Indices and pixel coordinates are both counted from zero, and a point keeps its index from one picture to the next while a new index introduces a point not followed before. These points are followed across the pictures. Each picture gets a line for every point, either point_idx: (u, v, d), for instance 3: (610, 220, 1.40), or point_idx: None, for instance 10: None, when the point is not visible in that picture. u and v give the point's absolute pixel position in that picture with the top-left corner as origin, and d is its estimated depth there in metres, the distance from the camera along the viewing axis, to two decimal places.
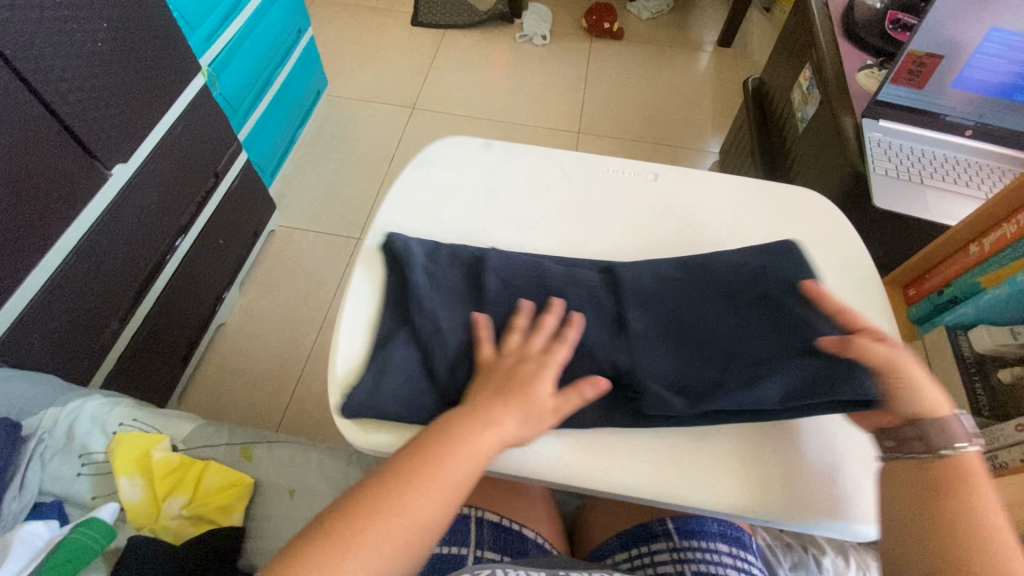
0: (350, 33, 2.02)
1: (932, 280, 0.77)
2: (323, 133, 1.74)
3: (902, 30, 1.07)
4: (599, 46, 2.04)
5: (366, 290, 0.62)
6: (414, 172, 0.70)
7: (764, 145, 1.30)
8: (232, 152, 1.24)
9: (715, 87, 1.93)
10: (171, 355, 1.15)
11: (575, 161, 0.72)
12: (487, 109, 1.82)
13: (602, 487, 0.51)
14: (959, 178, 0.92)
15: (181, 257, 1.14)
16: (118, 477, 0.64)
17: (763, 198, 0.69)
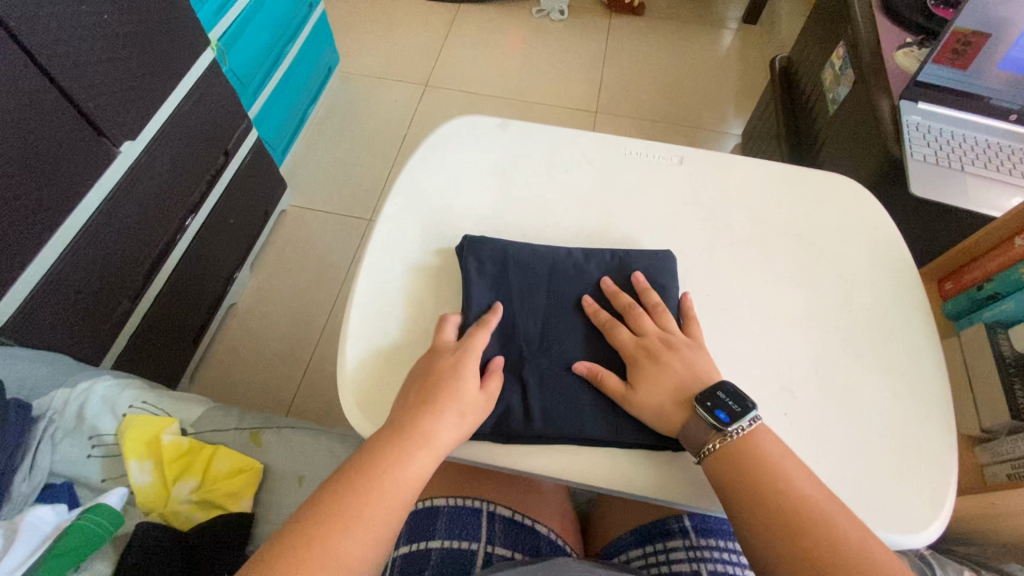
0: (362, 7, 1.97)
1: (971, 274, 0.73)
2: (334, 110, 1.71)
3: (946, 7, 1.01)
4: (618, 22, 1.97)
5: (378, 274, 0.60)
6: (427, 154, 0.68)
7: (791, 128, 1.25)
8: (242, 129, 1.22)
9: (739, 65, 1.86)
10: (182, 335, 1.15)
11: (596, 143, 0.68)
12: (502, 87, 1.77)
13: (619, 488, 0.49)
14: (1003, 165, 0.86)
15: (191, 237, 1.13)
16: (128, 461, 0.64)
17: (797, 185, 0.66)
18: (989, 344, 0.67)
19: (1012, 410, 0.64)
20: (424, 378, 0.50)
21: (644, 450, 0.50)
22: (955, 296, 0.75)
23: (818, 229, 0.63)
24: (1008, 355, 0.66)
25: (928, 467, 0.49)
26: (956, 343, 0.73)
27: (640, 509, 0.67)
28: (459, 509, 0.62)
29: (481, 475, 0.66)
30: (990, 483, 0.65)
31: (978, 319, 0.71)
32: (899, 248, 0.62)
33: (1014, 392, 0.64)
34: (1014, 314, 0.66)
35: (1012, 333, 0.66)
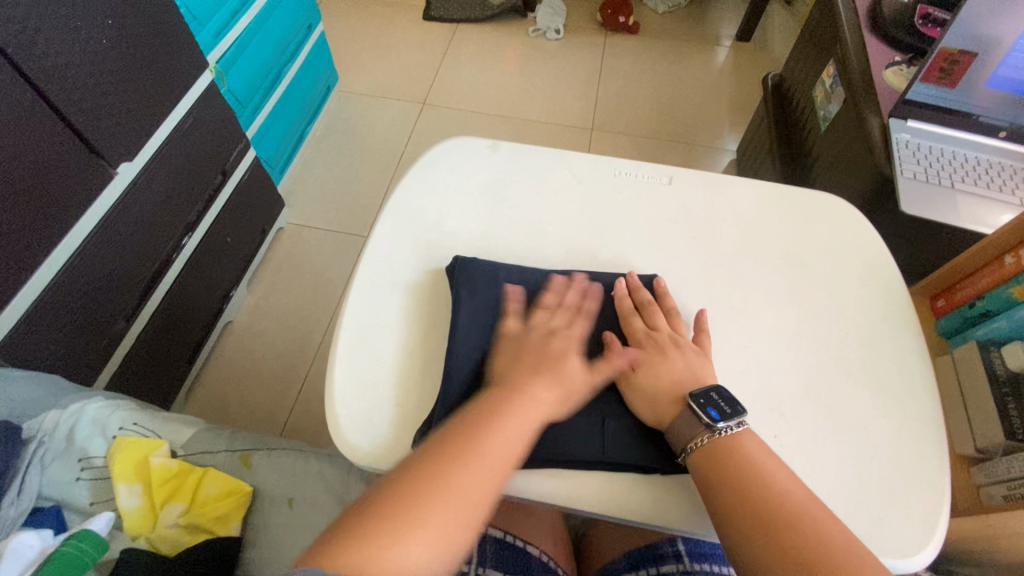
0: (361, 27, 2.00)
1: (963, 292, 0.73)
2: (333, 128, 1.73)
3: (933, 26, 1.02)
4: (614, 40, 1.99)
5: (368, 294, 0.60)
6: (418, 175, 0.68)
7: (784, 144, 1.26)
8: (240, 149, 1.23)
9: (733, 82, 1.88)
10: (177, 353, 1.15)
11: (586, 163, 0.69)
12: (499, 105, 1.79)
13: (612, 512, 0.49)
14: (993, 182, 0.87)
15: (188, 256, 1.13)
16: (117, 484, 0.64)
17: (786, 204, 0.66)
18: (982, 363, 0.67)
19: (1006, 431, 0.63)
20: (537, 356, 0.52)
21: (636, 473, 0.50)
22: (948, 313, 0.75)
23: (807, 248, 0.63)
24: (1001, 373, 0.65)
25: (919, 490, 0.49)
26: (948, 360, 0.73)
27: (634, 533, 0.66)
28: None
29: None
30: (987, 504, 0.64)
31: (971, 337, 0.70)
32: (888, 267, 0.62)
33: (1008, 412, 0.63)
34: (1007, 332, 0.66)
35: (1005, 352, 0.66)
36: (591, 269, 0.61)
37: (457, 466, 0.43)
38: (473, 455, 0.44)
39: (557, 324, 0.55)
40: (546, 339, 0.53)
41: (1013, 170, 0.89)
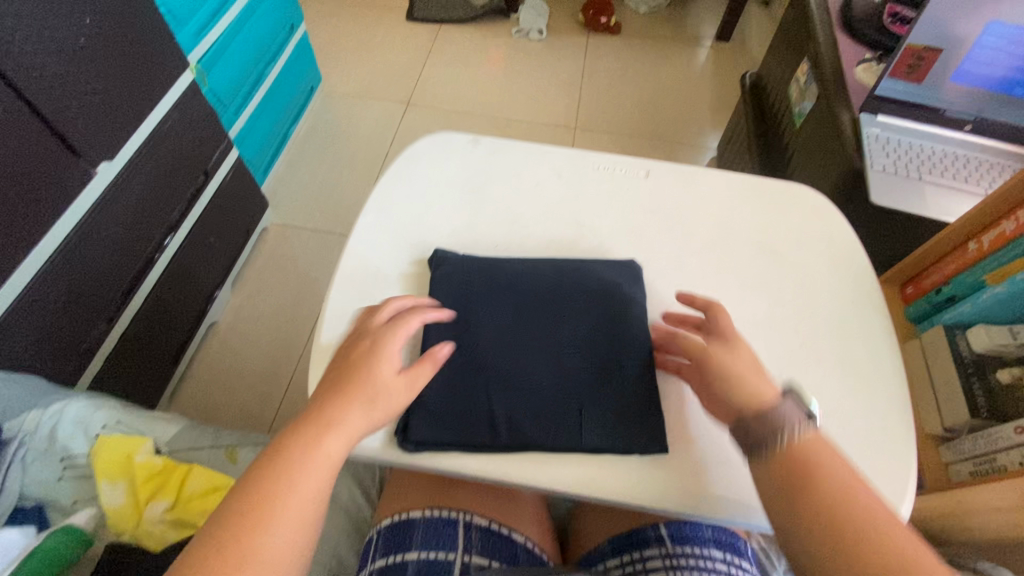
0: (344, 28, 2.00)
1: (931, 278, 0.76)
2: (317, 128, 1.73)
3: (901, 24, 1.06)
4: (596, 41, 2.02)
5: (351, 287, 0.61)
6: (400, 170, 0.69)
7: (762, 141, 1.29)
8: (223, 148, 1.23)
9: (712, 81, 1.92)
10: (161, 354, 1.14)
11: (565, 157, 0.70)
12: (483, 105, 1.80)
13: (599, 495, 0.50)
14: (960, 174, 0.90)
15: (170, 256, 1.12)
16: (100, 482, 0.64)
17: (758, 195, 0.68)
18: (948, 346, 0.70)
19: (971, 410, 0.66)
20: (344, 363, 0.50)
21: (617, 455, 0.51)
22: (917, 299, 0.78)
23: (780, 236, 0.65)
24: (966, 356, 0.68)
25: (886, 464, 0.51)
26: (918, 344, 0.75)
27: (618, 520, 0.67)
28: (436, 521, 0.62)
29: (458, 484, 0.66)
30: (954, 480, 0.67)
31: (938, 322, 0.73)
32: (857, 254, 0.64)
33: (973, 392, 0.66)
34: (970, 316, 0.69)
35: (969, 334, 0.68)
36: (572, 260, 0.62)
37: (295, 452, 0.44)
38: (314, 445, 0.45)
39: (367, 333, 0.53)
40: (352, 351, 0.51)
41: (979, 162, 0.92)
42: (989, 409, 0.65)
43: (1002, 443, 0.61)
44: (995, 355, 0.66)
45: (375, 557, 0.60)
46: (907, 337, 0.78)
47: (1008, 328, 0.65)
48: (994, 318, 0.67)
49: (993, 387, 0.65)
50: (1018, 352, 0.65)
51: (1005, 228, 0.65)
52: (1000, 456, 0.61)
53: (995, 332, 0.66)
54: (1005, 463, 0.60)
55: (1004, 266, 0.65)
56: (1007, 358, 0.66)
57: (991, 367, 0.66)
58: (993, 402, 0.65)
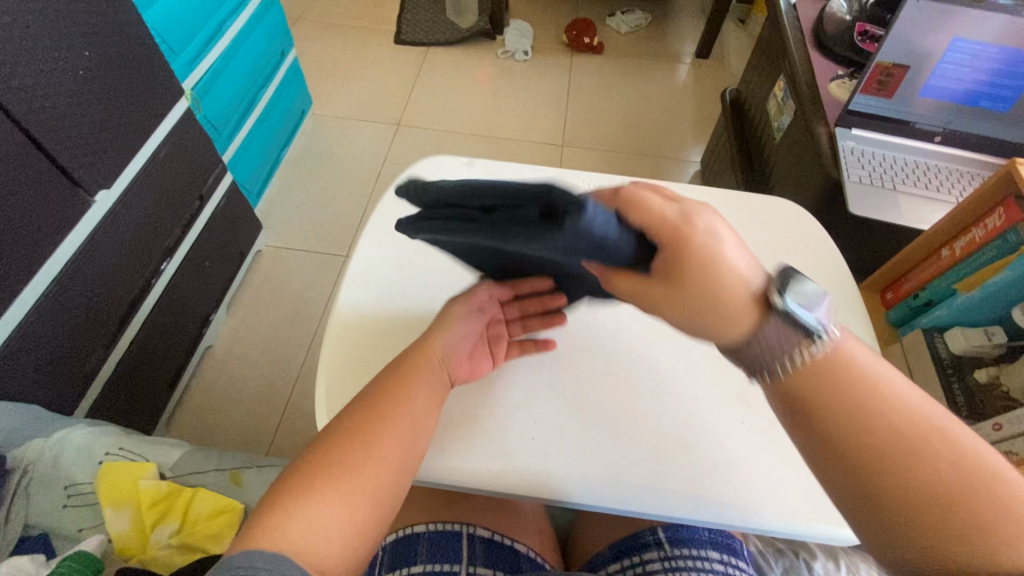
0: (334, 52, 2.04)
1: (908, 283, 0.79)
2: (309, 151, 1.75)
3: (870, 42, 1.11)
4: (580, 60, 2.08)
5: (353, 309, 0.62)
6: (397, 193, 0.71)
7: (743, 154, 1.33)
8: (217, 173, 1.25)
9: (694, 97, 1.98)
10: (158, 378, 1.14)
11: (556, 176, 0.73)
12: (471, 124, 1.84)
13: (614, 504, 0.52)
14: (932, 183, 0.94)
15: (167, 280, 1.13)
16: (105, 508, 0.64)
17: (742, 208, 0.71)
18: (927, 347, 0.73)
19: (953, 408, 0.69)
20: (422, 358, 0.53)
21: (626, 466, 0.54)
22: (896, 304, 0.81)
23: (763, 248, 0.68)
24: (945, 356, 0.71)
25: None
26: (899, 348, 0.79)
27: (619, 526, 0.68)
28: (440, 534, 0.63)
29: (461, 499, 0.67)
30: None
31: (917, 325, 0.76)
32: (837, 262, 0.68)
33: (953, 391, 0.69)
34: (947, 319, 0.72)
35: (947, 336, 0.72)
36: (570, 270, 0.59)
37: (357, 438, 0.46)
38: (374, 437, 0.46)
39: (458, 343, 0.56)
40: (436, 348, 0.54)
41: (949, 171, 0.97)
42: (969, 407, 0.68)
43: (984, 440, 0.64)
44: (972, 356, 0.70)
45: (382, 570, 0.61)
46: (886, 342, 0.82)
47: (982, 330, 0.69)
48: (969, 319, 0.71)
49: (973, 386, 0.69)
50: (992, 352, 0.69)
51: (976, 233, 0.69)
52: None
53: (971, 334, 0.69)
54: None
55: (976, 267, 0.68)
56: (981, 358, 0.69)
57: (969, 367, 0.70)
58: (972, 400, 0.68)
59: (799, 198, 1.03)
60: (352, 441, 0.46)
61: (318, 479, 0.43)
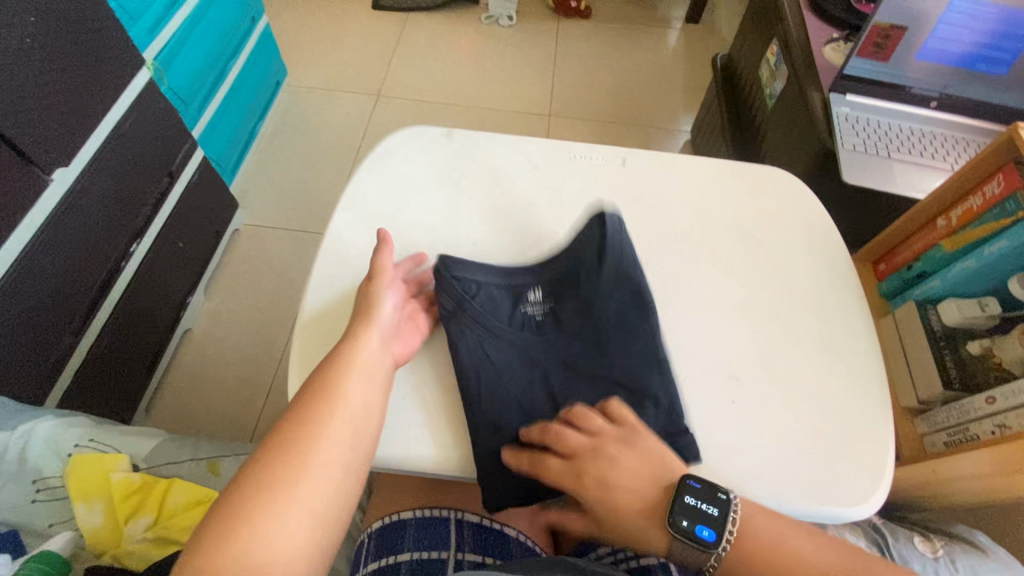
0: (309, 19, 1.94)
1: (902, 254, 0.77)
2: (286, 124, 1.68)
3: (867, 2, 1.07)
4: (567, 25, 2.00)
5: (326, 291, 0.59)
6: (372, 166, 0.67)
7: (735, 122, 1.29)
8: (187, 149, 1.19)
9: (684, 64, 1.92)
10: (133, 364, 1.11)
11: (541, 147, 0.70)
12: (455, 94, 1.78)
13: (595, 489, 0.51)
14: (927, 151, 0.92)
15: (138, 262, 1.09)
16: (76, 503, 0.62)
17: (734, 178, 0.68)
18: (920, 320, 0.72)
19: (944, 382, 0.68)
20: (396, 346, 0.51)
21: None
22: (889, 275, 0.80)
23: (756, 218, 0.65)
24: (938, 329, 0.70)
25: (866, 439, 0.53)
26: (891, 319, 0.77)
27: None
28: (427, 520, 0.61)
29: (448, 484, 0.65)
30: (929, 451, 0.70)
31: (910, 297, 0.75)
32: (831, 234, 0.65)
33: (945, 364, 0.68)
34: (941, 290, 0.71)
35: (940, 308, 0.70)
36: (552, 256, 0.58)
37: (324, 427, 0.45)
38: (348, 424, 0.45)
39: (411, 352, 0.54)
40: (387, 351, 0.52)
41: (944, 138, 0.94)
42: (960, 379, 0.68)
43: (976, 413, 0.63)
44: (965, 329, 0.69)
45: (367, 559, 0.59)
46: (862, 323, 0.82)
47: (976, 301, 0.67)
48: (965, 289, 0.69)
49: (965, 359, 0.68)
50: (986, 324, 0.68)
51: (974, 199, 0.66)
52: (973, 426, 0.64)
53: (965, 306, 0.68)
54: (978, 433, 0.63)
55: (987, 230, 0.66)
56: (973, 329, 0.69)
57: (962, 340, 0.69)
58: (964, 373, 0.67)
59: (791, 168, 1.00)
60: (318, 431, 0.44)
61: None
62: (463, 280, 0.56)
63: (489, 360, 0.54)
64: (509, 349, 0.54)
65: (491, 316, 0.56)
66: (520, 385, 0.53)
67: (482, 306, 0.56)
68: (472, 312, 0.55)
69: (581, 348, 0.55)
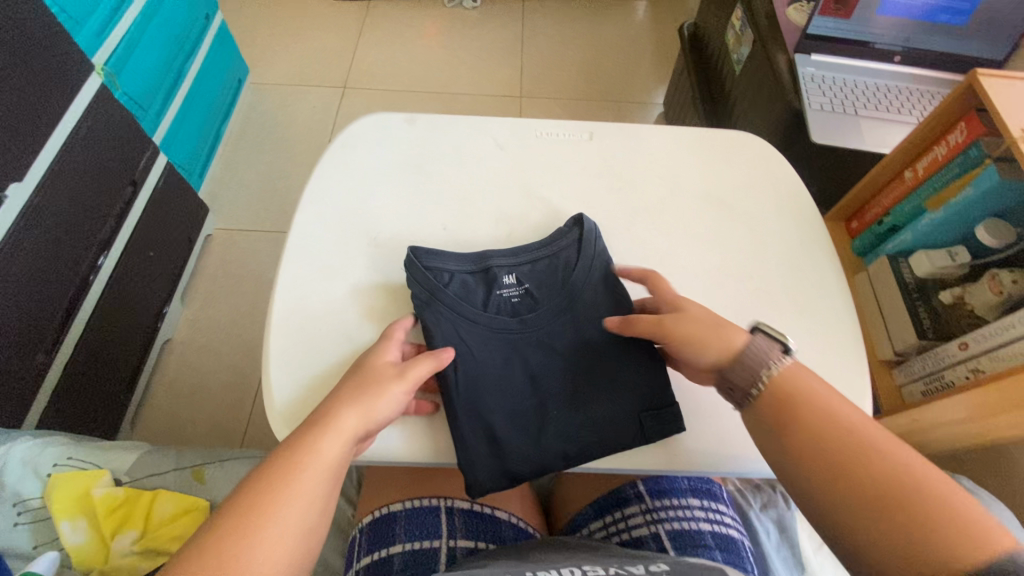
0: (268, 13, 1.88)
1: (873, 210, 0.78)
2: (252, 123, 1.64)
3: None
4: (532, 3, 1.96)
5: (296, 290, 0.58)
6: (334, 158, 0.66)
7: (704, 90, 1.28)
8: (149, 156, 1.15)
9: (653, 35, 1.90)
10: (113, 379, 1.09)
11: (508, 127, 0.68)
12: (423, 81, 1.74)
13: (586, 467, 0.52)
14: (893, 106, 0.92)
15: (108, 275, 1.06)
16: (58, 523, 0.61)
17: (703, 147, 0.68)
18: (894, 275, 0.72)
19: (919, 332, 0.69)
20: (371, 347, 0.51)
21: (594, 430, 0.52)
22: (861, 233, 0.80)
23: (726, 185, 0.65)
24: (910, 281, 0.71)
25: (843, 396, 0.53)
26: (866, 276, 0.78)
27: (598, 483, 0.68)
28: (418, 511, 0.61)
29: (436, 473, 0.65)
30: (907, 402, 0.71)
31: (883, 252, 0.75)
32: (802, 196, 0.65)
33: (920, 315, 0.69)
34: (911, 244, 0.71)
35: (912, 260, 0.71)
36: (537, 245, 0.59)
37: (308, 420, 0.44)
38: (334, 417, 0.45)
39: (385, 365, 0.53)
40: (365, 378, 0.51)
41: (909, 92, 0.94)
42: (934, 329, 0.69)
43: (950, 360, 0.65)
44: (936, 279, 0.70)
45: (361, 554, 0.59)
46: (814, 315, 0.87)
47: (946, 251, 0.68)
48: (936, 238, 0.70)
49: (937, 308, 0.69)
50: (956, 273, 0.69)
51: (940, 149, 0.67)
52: (949, 373, 0.65)
53: (935, 256, 0.68)
54: (953, 379, 0.64)
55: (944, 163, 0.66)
56: (945, 278, 0.70)
57: (933, 290, 0.70)
58: (938, 323, 0.69)
59: (760, 132, 1.00)
60: (321, 435, 0.44)
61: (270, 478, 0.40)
62: (434, 270, 0.56)
63: (464, 345, 0.53)
64: (486, 332, 0.54)
65: (466, 304, 0.55)
66: (500, 369, 0.53)
67: (456, 294, 0.55)
68: (446, 299, 0.54)
69: (559, 329, 0.55)
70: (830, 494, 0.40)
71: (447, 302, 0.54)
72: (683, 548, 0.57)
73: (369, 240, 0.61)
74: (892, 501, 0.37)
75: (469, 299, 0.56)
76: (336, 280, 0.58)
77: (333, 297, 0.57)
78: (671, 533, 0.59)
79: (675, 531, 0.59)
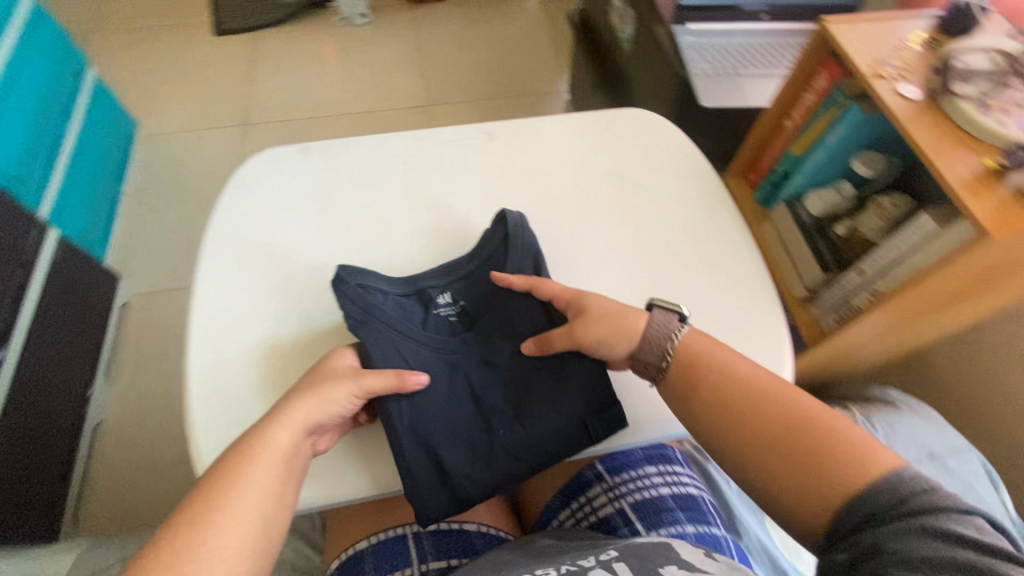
0: (147, 61, 1.78)
1: (766, 161, 0.82)
2: (150, 177, 1.54)
3: None
4: (425, 11, 1.96)
5: (213, 345, 0.55)
6: (232, 202, 0.63)
7: (601, 73, 1.32)
8: (37, 234, 1.07)
9: (546, 26, 1.94)
10: (40, 478, 1.00)
11: (406, 141, 0.68)
12: (328, 106, 1.70)
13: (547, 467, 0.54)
14: (767, 62, 0.98)
15: (14, 370, 0.98)
16: None
17: (601, 129, 0.70)
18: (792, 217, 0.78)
19: (823, 266, 0.74)
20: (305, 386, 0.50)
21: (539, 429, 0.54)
22: (759, 183, 0.85)
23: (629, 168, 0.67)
24: (808, 221, 0.76)
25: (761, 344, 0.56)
26: (770, 224, 0.82)
27: (564, 467, 0.67)
28: (383, 543, 0.60)
29: (396, 500, 0.64)
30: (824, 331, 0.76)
31: (780, 198, 0.80)
32: (699, 159, 0.69)
33: (821, 249, 0.74)
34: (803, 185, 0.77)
35: (806, 202, 0.76)
36: (461, 258, 0.59)
37: (253, 454, 0.44)
38: (266, 441, 0.45)
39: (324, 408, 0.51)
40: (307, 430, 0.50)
41: (780, 47, 1.01)
42: (836, 261, 0.74)
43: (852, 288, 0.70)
44: (830, 215, 0.75)
45: None
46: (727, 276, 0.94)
47: (834, 189, 0.74)
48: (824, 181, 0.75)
49: (836, 241, 0.74)
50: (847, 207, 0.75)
51: (813, 99, 0.72)
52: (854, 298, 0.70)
53: (826, 196, 0.74)
54: (857, 303, 0.70)
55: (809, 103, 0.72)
56: (838, 213, 0.75)
57: (830, 224, 0.75)
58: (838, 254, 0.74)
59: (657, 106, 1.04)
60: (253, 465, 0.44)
61: (192, 539, 0.38)
62: (365, 290, 0.54)
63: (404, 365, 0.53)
64: (423, 347, 0.54)
65: (402, 324, 0.54)
66: (443, 383, 0.53)
67: (392, 315, 0.55)
68: (378, 316, 0.53)
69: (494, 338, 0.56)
70: (737, 428, 0.47)
71: (385, 323, 0.53)
72: (665, 531, 0.58)
73: (287, 282, 0.59)
74: (792, 428, 0.45)
75: (402, 319, 0.55)
76: (258, 328, 0.56)
77: (260, 345, 0.56)
78: (636, 509, 0.60)
79: (642, 505, 0.61)
